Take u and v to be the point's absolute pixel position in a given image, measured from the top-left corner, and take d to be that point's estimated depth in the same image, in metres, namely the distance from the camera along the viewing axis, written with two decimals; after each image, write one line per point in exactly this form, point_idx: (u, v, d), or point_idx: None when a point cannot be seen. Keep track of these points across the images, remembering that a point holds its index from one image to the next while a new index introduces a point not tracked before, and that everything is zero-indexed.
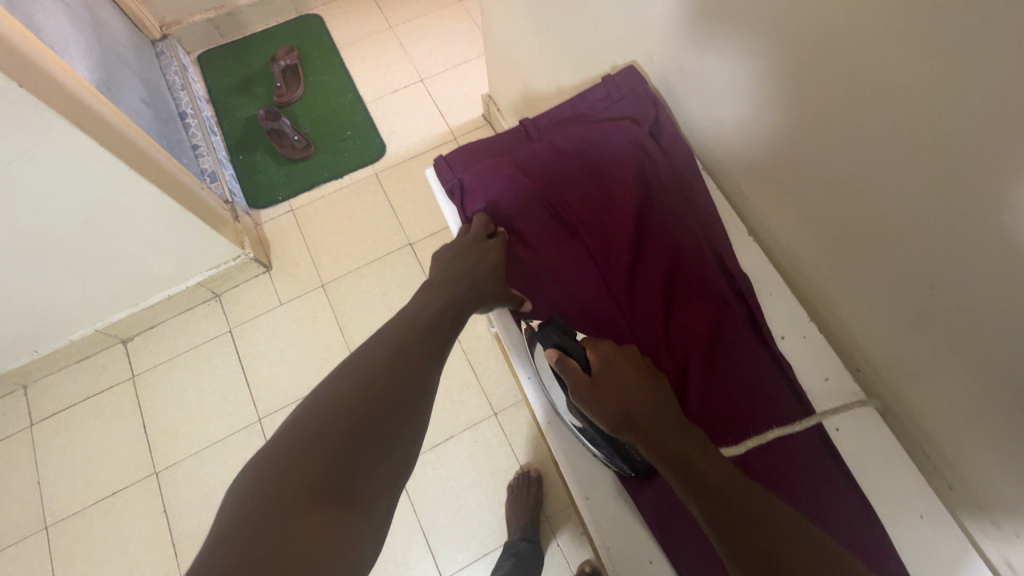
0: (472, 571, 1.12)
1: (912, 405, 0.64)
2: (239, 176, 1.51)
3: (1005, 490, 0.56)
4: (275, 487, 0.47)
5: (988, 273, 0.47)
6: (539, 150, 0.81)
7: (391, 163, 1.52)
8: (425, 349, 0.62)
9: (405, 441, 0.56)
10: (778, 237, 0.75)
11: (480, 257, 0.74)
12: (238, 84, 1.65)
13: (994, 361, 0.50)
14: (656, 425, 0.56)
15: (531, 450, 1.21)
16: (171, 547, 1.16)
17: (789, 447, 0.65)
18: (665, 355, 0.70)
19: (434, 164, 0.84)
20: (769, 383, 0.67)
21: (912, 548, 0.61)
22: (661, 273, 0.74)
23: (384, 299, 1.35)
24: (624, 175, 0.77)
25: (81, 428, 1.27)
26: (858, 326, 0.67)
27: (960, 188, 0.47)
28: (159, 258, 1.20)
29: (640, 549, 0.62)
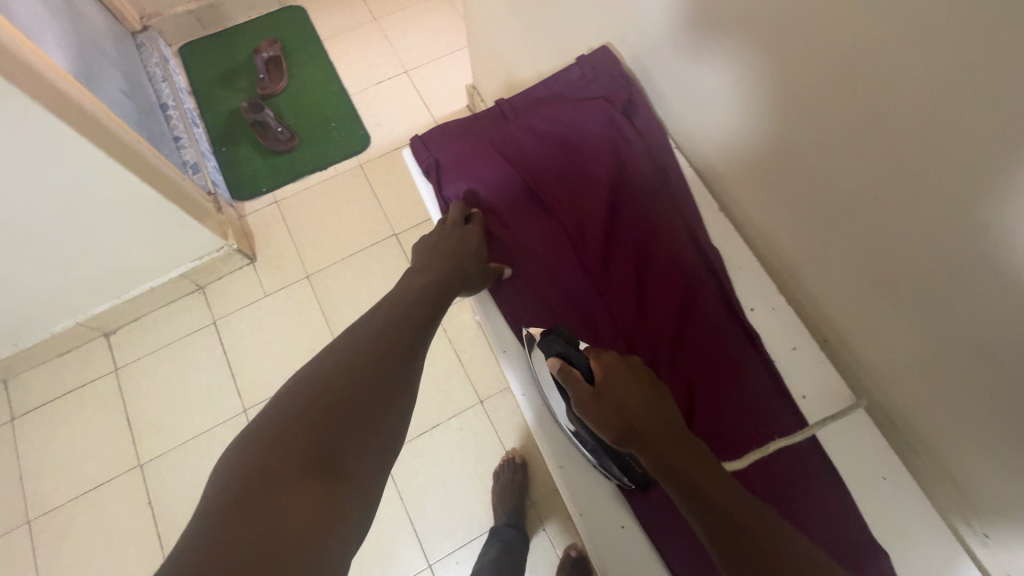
0: (459, 557, 1.13)
1: (882, 378, 0.65)
2: (223, 168, 1.50)
3: (968, 454, 0.58)
4: (266, 464, 0.47)
5: (950, 239, 0.49)
6: (515, 130, 0.82)
7: (376, 155, 1.52)
8: (409, 334, 0.63)
9: (392, 421, 0.56)
10: (747, 212, 0.76)
11: (461, 239, 0.75)
12: (221, 76, 1.64)
13: (958, 329, 0.52)
14: (660, 439, 0.56)
15: (517, 436, 1.22)
16: (156, 538, 1.16)
17: (756, 410, 0.67)
18: (639, 329, 0.72)
19: (410, 144, 0.84)
20: (738, 352, 0.69)
21: (876, 511, 0.63)
22: (634, 249, 0.75)
23: (370, 289, 1.35)
24: (599, 157, 0.79)
25: (64, 421, 1.26)
26: (827, 297, 0.68)
27: (924, 156, 0.48)
28: (141, 249, 1.20)
29: (612, 516, 0.64)
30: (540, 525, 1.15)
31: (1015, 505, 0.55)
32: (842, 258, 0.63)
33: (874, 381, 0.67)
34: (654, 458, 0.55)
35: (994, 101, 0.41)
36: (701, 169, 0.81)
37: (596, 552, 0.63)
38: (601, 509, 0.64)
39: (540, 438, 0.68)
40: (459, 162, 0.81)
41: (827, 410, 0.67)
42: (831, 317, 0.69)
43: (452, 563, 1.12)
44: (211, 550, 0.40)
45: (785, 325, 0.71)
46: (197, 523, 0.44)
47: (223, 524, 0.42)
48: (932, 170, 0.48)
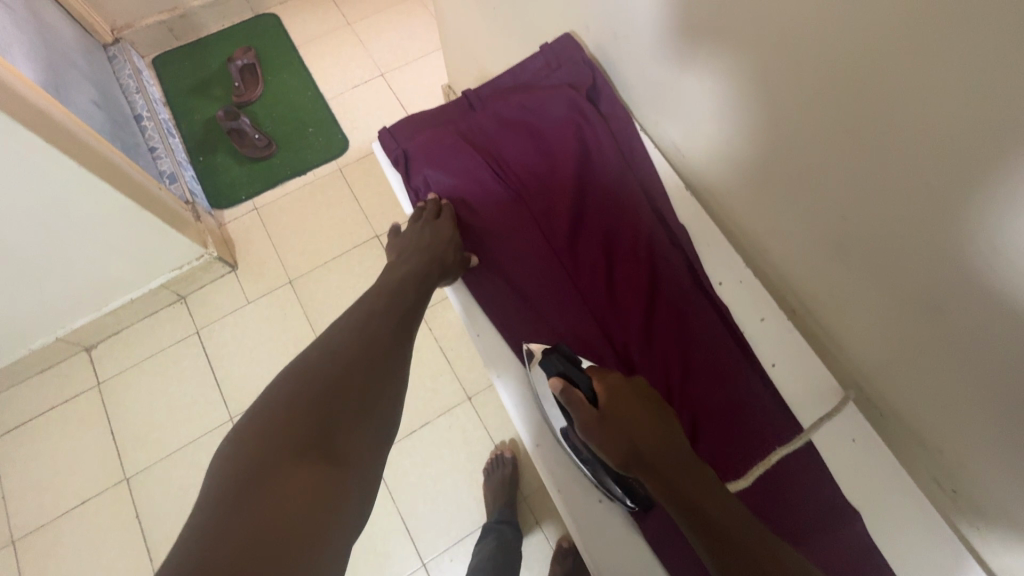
0: (452, 555, 1.12)
1: (847, 345, 0.67)
2: (200, 177, 1.49)
3: (929, 413, 0.60)
4: (258, 450, 0.47)
5: (900, 197, 0.51)
6: (482, 120, 0.83)
7: (355, 158, 1.52)
8: (393, 327, 0.64)
9: (382, 409, 0.57)
10: (711, 189, 0.77)
11: (435, 233, 0.75)
12: (195, 85, 1.64)
13: (917, 290, 0.54)
14: (665, 462, 0.56)
15: (505, 431, 1.22)
16: (144, 551, 1.14)
17: (727, 382, 0.68)
18: (609, 308, 0.73)
19: (378, 136, 0.85)
20: (708, 325, 0.71)
21: (846, 471, 0.65)
22: (602, 231, 0.77)
23: (353, 292, 1.35)
24: (565, 144, 0.80)
25: (47, 439, 1.24)
26: (788, 266, 0.71)
27: (873, 119, 0.50)
28: (119, 260, 1.19)
29: (589, 492, 0.65)
30: (532, 518, 1.16)
31: (974, 458, 0.57)
32: (806, 230, 0.65)
33: (843, 351, 0.68)
34: (662, 483, 0.55)
35: (930, 60, 0.43)
36: (666, 149, 0.82)
37: (583, 540, 0.63)
38: (578, 484, 0.65)
39: (523, 424, 0.69)
40: (427, 151, 0.81)
41: (795, 377, 0.69)
42: (799, 290, 0.71)
43: (446, 561, 1.12)
44: (209, 543, 0.40)
45: (752, 296, 0.73)
46: (195, 518, 0.43)
47: (220, 509, 0.42)
48: (887, 134, 0.49)
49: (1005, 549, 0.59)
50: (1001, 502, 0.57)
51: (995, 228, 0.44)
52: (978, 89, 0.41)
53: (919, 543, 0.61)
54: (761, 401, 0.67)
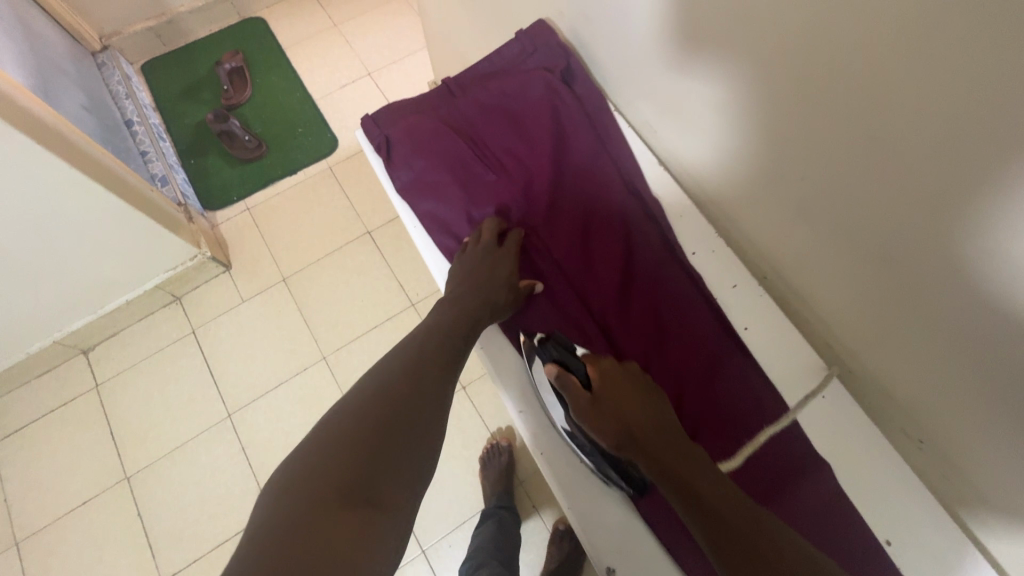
0: (452, 540, 1.14)
1: (816, 305, 0.70)
2: (192, 180, 1.51)
3: (895, 367, 0.63)
4: (300, 497, 0.46)
5: (857, 155, 0.54)
6: (462, 106, 0.86)
7: (344, 156, 1.54)
8: (439, 366, 0.63)
9: (425, 451, 0.55)
10: (683, 163, 0.80)
11: (494, 263, 0.75)
12: (184, 90, 1.65)
13: (881, 247, 0.56)
14: (658, 443, 0.58)
15: (500, 417, 1.24)
16: (147, 548, 1.15)
17: (702, 348, 0.71)
18: (589, 284, 0.77)
19: (361, 124, 0.87)
20: (683, 295, 0.74)
21: (819, 428, 0.67)
22: (580, 211, 0.80)
23: (347, 287, 1.37)
24: (543, 128, 0.82)
25: (46, 442, 1.26)
26: (758, 234, 0.74)
27: (827, 83, 0.53)
28: (114, 262, 1.20)
29: (570, 454, 0.68)
30: (528, 502, 1.18)
31: (940, 407, 0.59)
32: (773, 200, 0.67)
33: (815, 314, 0.71)
34: (653, 464, 0.56)
35: (872, 23, 0.46)
36: (639, 128, 0.85)
37: (575, 516, 0.66)
38: (558, 449, 0.69)
39: (506, 393, 0.72)
40: (409, 137, 0.83)
41: (768, 340, 0.71)
42: (771, 257, 0.74)
43: (445, 547, 1.13)
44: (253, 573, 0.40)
45: (724, 264, 0.76)
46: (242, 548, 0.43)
47: (264, 536, 0.43)
48: (842, 96, 0.52)
49: (973, 495, 0.61)
50: (964, 449, 0.59)
51: (959, 184, 0.46)
52: (916, 46, 0.44)
53: (890, 493, 0.64)
54: (735, 365, 0.70)
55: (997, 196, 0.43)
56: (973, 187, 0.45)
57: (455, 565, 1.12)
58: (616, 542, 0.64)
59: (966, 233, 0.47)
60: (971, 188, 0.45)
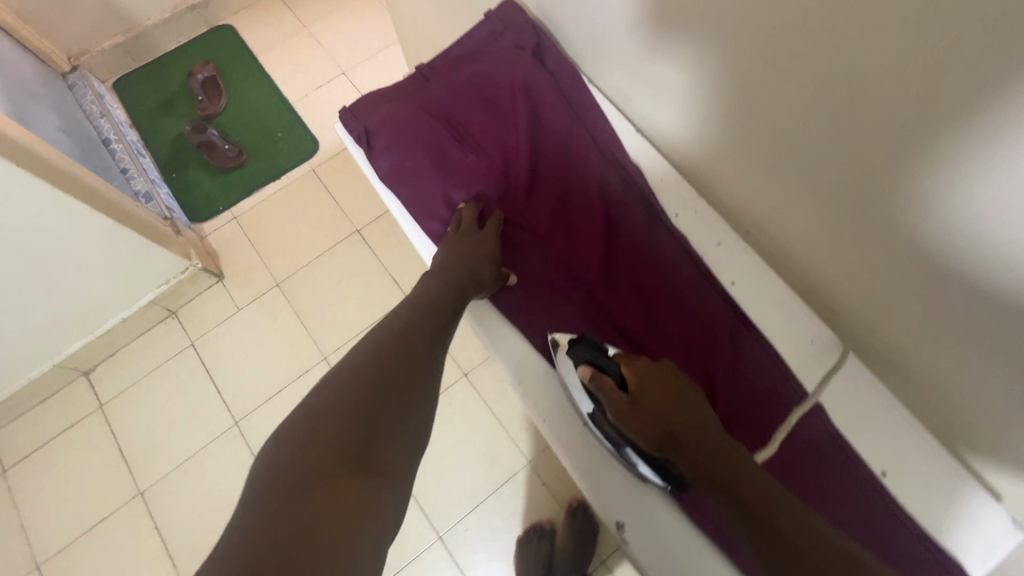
0: (468, 523, 1.16)
1: (800, 255, 0.71)
2: (176, 193, 1.51)
3: (875, 307, 0.64)
4: (293, 466, 0.47)
5: (821, 98, 0.55)
6: (437, 91, 0.86)
7: (326, 157, 1.53)
8: (428, 336, 0.65)
9: (415, 416, 0.57)
10: (663, 132, 0.80)
11: (475, 245, 0.76)
12: (159, 104, 1.64)
13: (861, 198, 0.58)
14: (698, 442, 0.58)
15: (503, 402, 1.25)
16: (168, 558, 1.17)
17: (694, 310, 0.73)
18: (576, 260, 0.79)
19: (339, 116, 0.87)
20: (670, 261, 0.76)
21: (808, 369, 0.69)
22: (561, 188, 0.82)
23: (341, 287, 1.37)
24: (514, 103, 0.83)
25: (57, 465, 1.26)
26: (737, 191, 0.75)
27: (785, 31, 0.54)
28: (105, 280, 1.21)
29: (570, 416, 0.71)
30: (539, 481, 1.18)
31: (921, 340, 0.61)
32: (751, 158, 0.68)
33: (799, 265, 0.72)
34: (694, 461, 0.57)
35: None
36: (614, 98, 0.85)
37: (580, 476, 0.68)
38: (559, 413, 0.71)
39: (505, 364, 0.75)
40: (387, 126, 0.84)
41: (753, 292, 0.73)
42: (752, 212, 0.75)
43: (462, 530, 1.15)
44: (248, 544, 0.41)
45: (707, 222, 0.77)
46: (236, 528, 0.44)
47: (259, 508, 0.45)
48: (805, 44, 0.53)
49: (961, 424, 0.63)
50: (950, 385, 0.61)
51: (941, 132, 0.47)
52: None
53: (882, 435, 0.66)
54: (722, 323, 0.72)
55: (970, 135, 0.44)
56: (946, 125, 0.46)
57: (471, 546, 1.14)
58: (628, 504, 0.66)
59: (940, 175, 0.48)
60: (949, 134, 0.46)
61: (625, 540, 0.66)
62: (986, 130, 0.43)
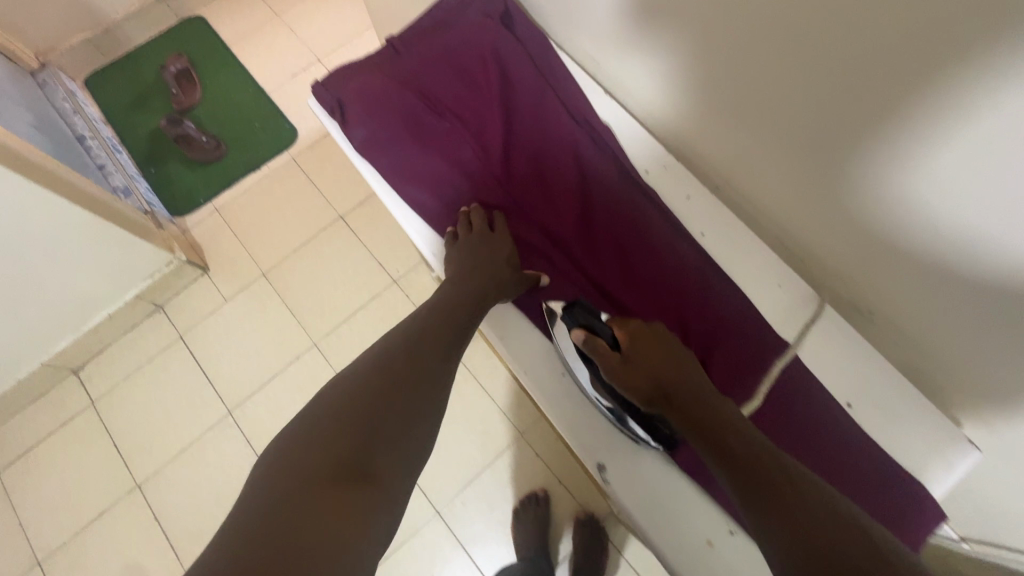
0: (465, 497, 1.18)
1: (767, 205, 0.74)
2: (156, 188, 1.50)
3: (837, 250, 0.67)
4: (293, 470, 0.49)
5: (785, 45, 0.57)
6: (409, 62, 0.87)
7: (305, 145, 1.53)
8: (442, 345, 0.65)
9: (421, 425, 0.57)
10: (627, 91, 0.83)
11: (493, 250, 0.76)
12: (134, 99, 1.62)
13: (832, 152, 0.59)
14: (688, 398, 0.62)
15: (494, 377, 1.27)
16: (169, 548, 1.18)
17: (667, 259, 0.75)
18: (552, 220, 0.81)
19: (312, 91, 0.87)
20: (643, 214, 0.77)
21: (774, 310, 0.73)
22: (534, 151, 0.83)
23: (327, 274, 1.38)
24: (485, 70, 0.85)
25: (51, 463, 1.27)
26: (706, 146, 0.77)
27: None
28: (89, 276, 1.20)
29: (554, 364, 0.73)
30: (532, 452, 1.21)
31: (884, 280, 0.64)
32: (720, 112, 0.70)
33: (771, 218, 0.75)
34: (685, 416, 0.61)
35: None
36: (582, 62, 0.87)
37: (563, 423, 0.71)
38: (541, 362, 0.74)
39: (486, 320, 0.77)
40: (361, 98, 0.85)
41: (722, 243, 0.75)
42: (722, 170, 0.77)
43: (458, 504, 1.18)
44: (243, 539, 0.44)
45: (676, 177, 0.79)
46: (233, 522, 0.47)
47: (259, 505, 0.47)
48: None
49: (926, 362, 0.66)
50: (916, 329, 0.64)
51: (910, 99, 0.49)
52: None
53: (856, 376, 0.68)
54: (693, 269, 0.74)
55: (939, 102, 0.47)
56: (908, 78, 0.48)
57: (470, 519, 1.17)
58: (617, 455, 0.68)
59: (908, 132, 0.51)
60: (920, 100, 0.48)
61: (606, 481, 0.68)
62: (955, 103, 0.46)
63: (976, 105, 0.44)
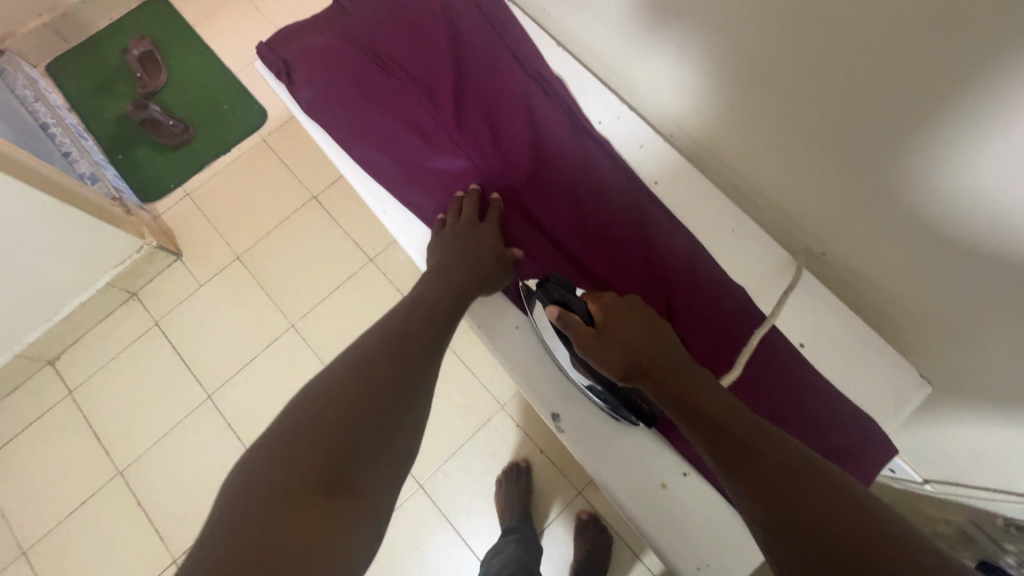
0: (447, 469, 1.19)
1: (725, 153, 0.75)
2: (125, 175, 1.47)
3: (794, 193, 0.69)
4: (268, 479, 0.46)
5: None
6: (358, 19, 0.88)
7: (276, 125, 1.50)
8: (422, 341, 0.62)
9: (406, 428, 0.54)
10: (576, 39, 0.86)
11: (476, 237, 0.74)
12: (97, 84, 1.58)
13: (796, 104, 0.60)
14: (670, 373, 0.60)
15: (472, 351, 1.27)
16: (154, 532, 1.18)
17: (614, 202, 0.77)
18: (503, 169, 0.81)
19: (256, 52, 0.87)
20: (594, 160, 0.79)
21: (730, 253, 0.74)
22: (485, 101, 0.83)
23: (302, 254, 1.36)
24: (435, 24, 0.86)
25: (31, 453, 1.26)
26: (657, 94, 0.79)
27: None
28: (58, 263, 1.18)
29: (509, 321, 0.74)
30: (512, 422, 1.21)
31: (839, 219, 0.65)
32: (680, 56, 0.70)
33: (732, 171, 0.76)
34: (666, 392, 0.59)
35: None
36: (534, 16, 0.90)
37: (517, 374, 0.72)
38: (494, 318, 0.75)
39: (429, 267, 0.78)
40: (306, 54, 0.84)
41: (677, 191, 0.78)
42: (680, 121, 0.78)
43: (441, 477, 1.18)
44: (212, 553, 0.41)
45: (630, 126, 0.82)
46: (206, 531, 0.43)
47: (229, 518, 0.43)
48: None
49: (883, 303, 0.67)
50: (876, 275, 0.65)
51: (915, 96, 0.49)
52: None
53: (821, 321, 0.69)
54: (641, 209, 0.77)
55: (937, 91, 0.47)
56: (864, 22, 0.48)
57: (453, 490, 1.18)
58: (570, 402, 0.69)
59: (874, 89, 0.51)
60: (903, 69, 0.48)
61: (561, 430, 0.69)
62: (965, 106, 0.45)
63: (932, 51, 0.45)
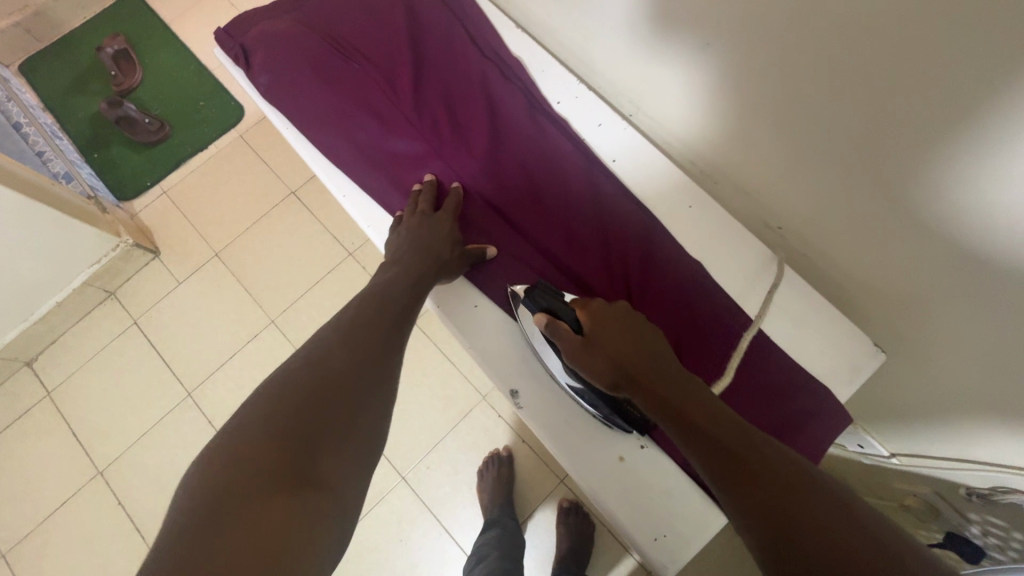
0: (429, 461, 1.19)
1: (686, 132, 0.75)
2: (101, 174, 1.46)
3: (755, 171, 0.69)
4: (226, 472, 0.43)
5: None
6: (318, 6, 0.91)
7: (254, 121, 1.49)
8: (379, 334, 0.62)
9: (369, 420, 0.53)
10: (532, 16, 0.87)
11: (434, 225, 0.75)
12: (72, 84, 1.57)
13: (750, 80, 0.61)
14: (655, 378, 0.56)
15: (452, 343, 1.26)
16: (135, 530, 1.18)
17: (567, 179, 0.79)
18: (458, 147, 0.83)
19: (216, 39, 0.91)
20: (547, 137, 0.81)
21: (692, 231, 0.74)
22: (439, 83, 0.85)
23: (281, 250, 1.36)
24: (392, 9, 0.89)
25: (9, 455, 1.25)
26: (614, 73, 0.80)
27: None
28: (32, 263, 1.17)
29: (472, 305, 0.75)
30: (494, 412, 1.22)
31: (801, 196, 0.65)
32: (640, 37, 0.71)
33: (692, 151, 0.77)
34: (651, 397, 0.55)
35: None
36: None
37: (477, 352, 0.72)
38: (454, 299, 0.76)
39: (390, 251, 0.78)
40: (263, 42, 0.88)
41: (638, 171, 0.78)
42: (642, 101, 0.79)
43: (424, 469, 1.18)
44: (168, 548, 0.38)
45: (588, 103, 0.82)
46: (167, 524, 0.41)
47: (185, 513, 0.40)
48: None
49: (845, 278, 0.68)
50: (835, 249, 0.66)
51: (881, 95, 0.49)
52: None
53: (787, 299, 0.70)
54: (594, 185, 0.78)
55: (888, 71, 0.47)
56: None
57: (436, 482, 1.18)
58: (528, 380, 0.70)
59: (825, 63, 0.52)
60: (847, 37, 0.49)
61: (519, 406, 0.70)
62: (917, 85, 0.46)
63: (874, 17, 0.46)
